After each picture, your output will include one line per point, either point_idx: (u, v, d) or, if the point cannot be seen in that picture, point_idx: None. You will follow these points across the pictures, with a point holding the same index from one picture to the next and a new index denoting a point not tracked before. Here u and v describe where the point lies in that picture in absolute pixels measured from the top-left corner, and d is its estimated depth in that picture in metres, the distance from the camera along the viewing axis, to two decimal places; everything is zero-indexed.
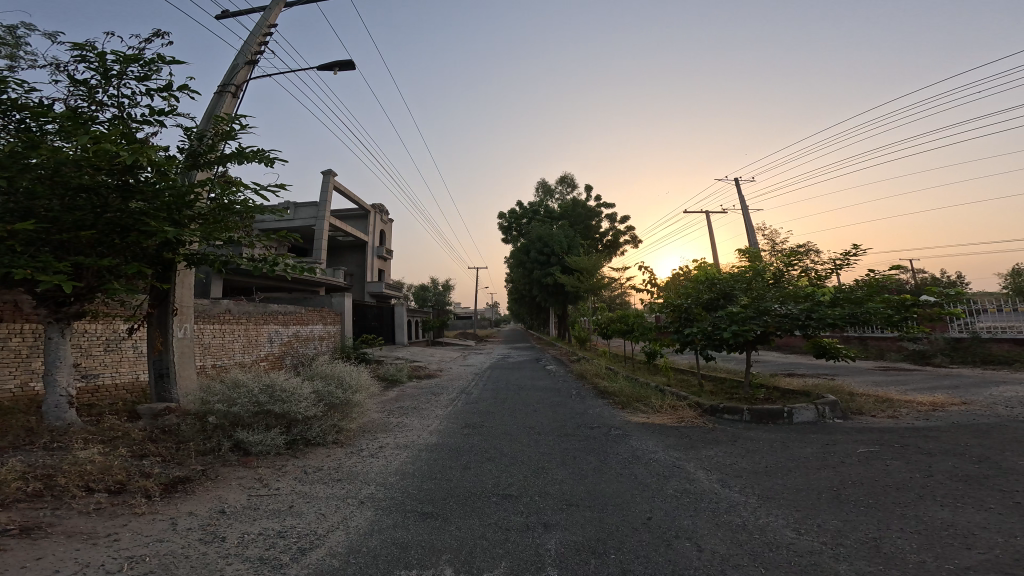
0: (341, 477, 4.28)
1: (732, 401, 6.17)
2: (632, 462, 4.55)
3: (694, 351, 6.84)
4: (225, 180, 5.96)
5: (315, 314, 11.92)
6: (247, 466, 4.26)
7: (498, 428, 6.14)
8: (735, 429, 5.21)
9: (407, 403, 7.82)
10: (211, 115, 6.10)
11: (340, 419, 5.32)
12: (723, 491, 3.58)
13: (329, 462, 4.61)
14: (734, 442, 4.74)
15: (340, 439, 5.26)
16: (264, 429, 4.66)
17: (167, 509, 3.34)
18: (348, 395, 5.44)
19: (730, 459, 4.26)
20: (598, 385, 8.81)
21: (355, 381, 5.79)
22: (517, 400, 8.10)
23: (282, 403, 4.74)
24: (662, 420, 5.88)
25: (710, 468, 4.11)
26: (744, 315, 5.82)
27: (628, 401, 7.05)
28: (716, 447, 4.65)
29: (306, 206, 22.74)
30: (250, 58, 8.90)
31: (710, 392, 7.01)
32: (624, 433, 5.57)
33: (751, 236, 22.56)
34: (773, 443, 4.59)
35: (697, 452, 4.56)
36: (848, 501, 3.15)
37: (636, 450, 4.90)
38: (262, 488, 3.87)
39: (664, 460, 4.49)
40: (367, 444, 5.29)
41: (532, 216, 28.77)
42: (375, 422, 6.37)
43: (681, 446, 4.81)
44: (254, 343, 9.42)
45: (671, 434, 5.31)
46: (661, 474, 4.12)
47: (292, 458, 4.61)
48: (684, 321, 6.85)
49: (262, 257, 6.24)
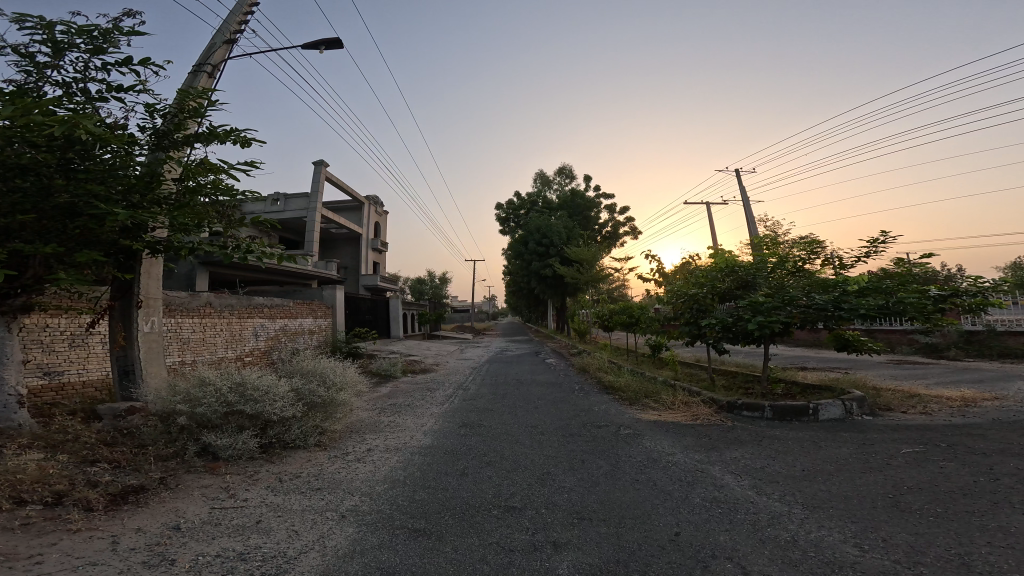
0: (322, 485, 3.82)
1: (750, 397, 5.75)
2: (648, 467, 4.12)
3: (706, 344, 6.42)
4: (195, 162, 5.35)
5: (304, 306, 11.36)
6: (214, 474, 3.78)
7: (499, 428, 5.69)
8: (757, 428, 4.79)
9: (400, 400, 7.33)
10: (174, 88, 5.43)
11: (322, 420, 4.81)
12: (760, 499, 3.15)
13: (309, 468, 4.14)
14: (760, 443, 4.30)
15: (323, 441, 4.77)
16: (234, 432, 4.15)
17: (110, 525, 2.86)
18: (334, 393, 4.95)
19: (758, 462, 3.83)
20: (601, 380, 8.37)
21: (341, 378, 5.28)
22: (517, 396, 7.65)
23: (253, 402, 4.24)
24: (677, 418, 5.44)
25: (739, 472, 3.68)
26: (766, 304, 5.36)
27: (636, 397, 6.62)
28: (741, 448, 4.22)
29: (297, 197, 21.92)
30: (229, 36, 8.18)
31: (723, 387, 6.58)
32: (635, 432, 5.14)
33: (754, 229, 22.14)
34: (803, 444, 4.16)
35: (721, 455, 4.13)
36: (910, 511, 2.75)
37: (654, 452, 4.47)
38: (227, 500, 3.39)
39: (683, 463, 4.06)
40: (353, 447, 4.82)
41: (530, 207, 28.17)
42: (363, 421, 5.88)
43: (701, 448, 4.38)
44: (237, 338, 8.90)
45: (688, 433, 4.88)
46: (683, 480, 3.69)
47: (267, 463, 4.12)
48: (698, 312, 6.42)
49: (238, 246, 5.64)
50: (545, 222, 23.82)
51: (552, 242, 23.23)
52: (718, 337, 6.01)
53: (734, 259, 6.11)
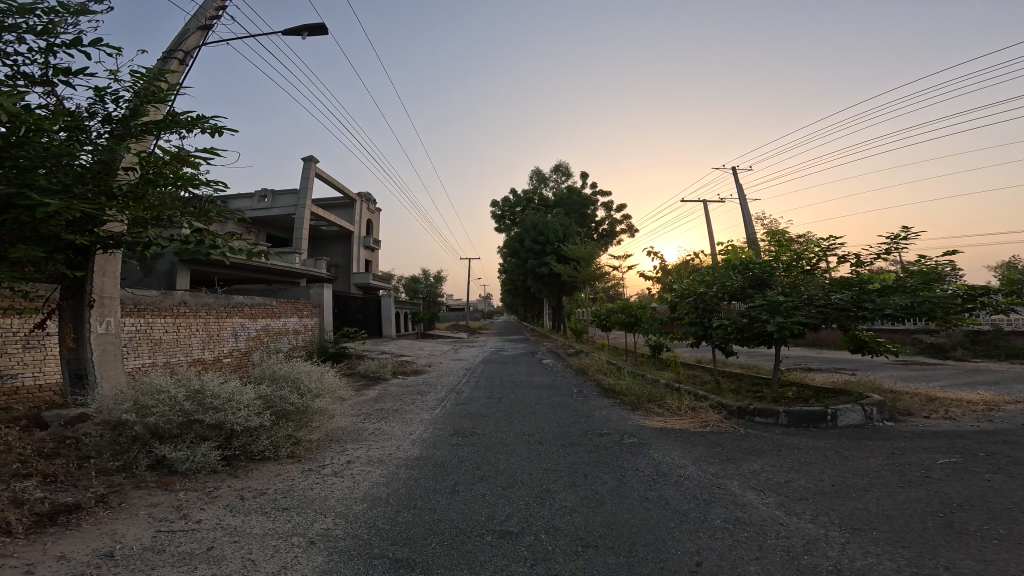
0: (291, 504, 3.37)
1: (761, 402, 5.39)
2: (658, 481, 3.72)
3: (713, 346, 6.05)
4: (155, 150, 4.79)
5: (289, 306, 10.84)
6: (166, 491, 3.33)
7: (493, 436, 5.27)
8: (773, 436, 4.43)
9: (388, 405, 6.86)
10: (131, 71, 4.94)
11: (296, 430, 4.34)
12: (789, 520, 2.77)
13: (278, 483, 3.69)
14: (779, 454, 3.93)
15: (297, 452, 4.32)
16: (193, 443, 3.71)
17: (27, 552, 2.43)
18: (310, 400, 4.50)
19: (781, 476, 3.45)
20: (601, 382, 7.98)
21: (318, 384, 4.80)
22: (513, 400, 7.23)
23: (214, 411, 3.77)
24: (684, 425, 5.07)
25: (761, 488, 3.29)
26: (783, 305, 4.99)
27: (639, 401, 6.23)
28: (758, 460, 3.84)
29: (285, 194, 21.19)
30: (203, 22, 7.62)
31: (730, 391, 6.22)
32: (640, 442, 4.76)
33: (752, 228, 21.93)
34: (827, 454, 3.80)
35: (738, 468, 3.74)
36: (968, 533, 2.38)
37: (663, 464, 4.08)
38: (176, 521, 2.95)
39: (697, 477, 3.67)
40: (331, 459, 4.36)
41: (526, 204, 27.81)
42: (345, 429, 5.42)
43: (715, 459, 3.99)
44: (214, 338, 8.39)
45: (698, 442, 4.50)
46: (700, 497, 3.29)
47: (230, 478, 3.67)
48: (704, 312, 6.04)
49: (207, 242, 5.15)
50: (541, 220, 23.40)
51: (548, 240, 22.85)
52: (727, 339, 5.64)
53: (744, 257, 5.74)
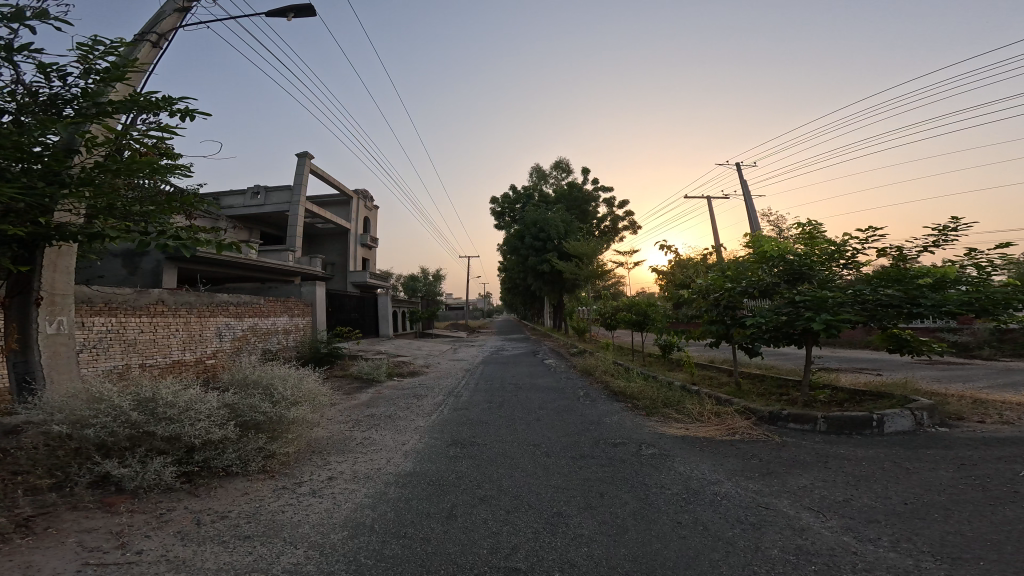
0: (256, 531, 2.85)
1: (793, 406, 4.89)
2: (690, 501, 3.21)
3: (737, 346, 5.52)
4: (110, 133, 4.21)
5: (279, 304, 10.28)
6: (107, 514, 2.83)
7: (497, 446, 4.76)
8: (814, 445, 3.94)
9: (381, 410, 6.33)
10: (81, 43, 4.32)
11: (268, 442, 3.81)
12: (865, 553, 2.28)
13: (243, 505, 3.17)
14: (828, 467, 3.44)
15: (271, 466, 3.80)
16: (143, 459, 3.21)
17: None
18: (286, 408, 3.95)
19: (839, 493, 2.99)
20: (609, 385, 7.44)
21: (298, 391, 4.26)
22: (516, 405, 6.71)
23: (169, 422, 3.25)
24: (709, 433, 4.55)
25: (819, 509, 2.81)
26: (831, 300, 4.42)
27: (654, 406, 5.71)
28: (806, 475, 3.35)
29: (278, 189, 20.58)
30: (182, 4, 6.94)
31: (754, 394, 5.71)
32: (662, 452, 4.24)
33: (758, 224, 21.44)
34: (886, 467, 3.32)
35: (784, 483, 3.24)
36: None
37: (693, 479, 3.57)
38: (110, 553, 2.46)
39: (735, 496, 3.16)
40: (310, 475, 3.83)
41: (527, 201, 27.26)
42: (331, 438, 4.89)
43: (754, 474, 3.48)
44: (195, 338, 7.86)
45: (728, 453, 3.99)
46: (744, 522, 2.79)
47: (187, 498, 3.17)
48: (726, 309, 5.63)
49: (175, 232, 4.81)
50: (543, 216, 22.88)
51: (549, 237, 22.30)
52: (761, 340, 5.03)
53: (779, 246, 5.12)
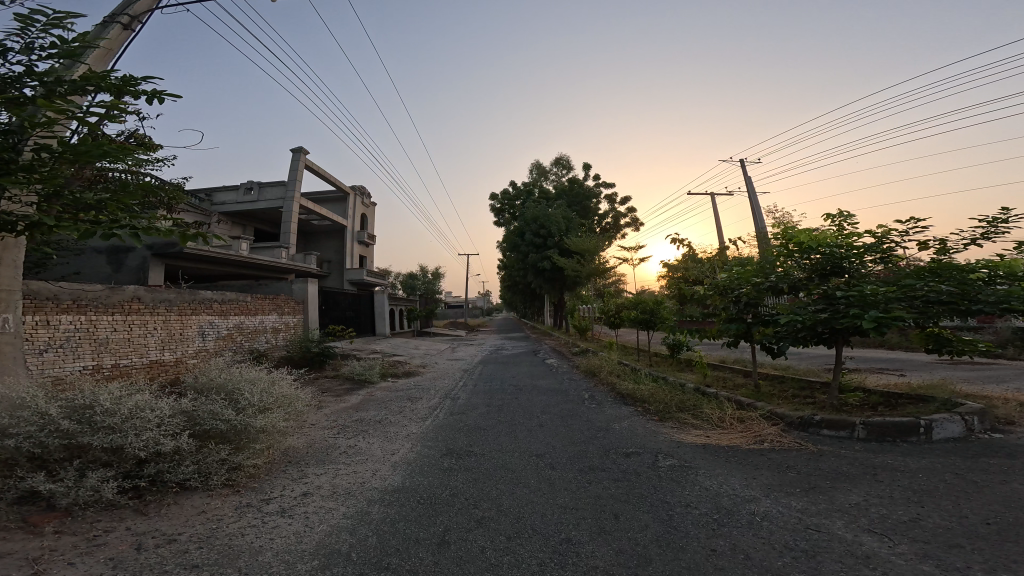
0: (206, 560, 2.39)
1: (823, 411, 4.47)
2: (723, 524, 2.78)
3: (761, 346, 5.07)
4: (57, 114, 3.70)
5: (267, 302, 9.82)
6: (27, 536, 2.39)
7: (499, 456, 4.33)
8: (857, 455, 3.53)
9: (371, 415, 5.88)
10: (25, 16, 3.82)
11: (232, 454, 3.36)
12: None
13: (195, 527, 2.71)
14: (880, 481, 3.06)
15: (236, 481, 3.33)
16: (78, 474, 2.77)
17: None
18: (252, 416, 3.48)
19: (903, 512, 2.64)
20: (615, 386, 6.99)
21: (269, 397, 3.81)
22: (517, 408, 6.27)
23: (106, 433, 2.82)
24: (734, 441, 4.10)
25: (883, 531, 2.49)
26: (882, 296, 3.95)
27: (667, 410, 5.27)
28: (856, 490, 2.97)
29: (272, 186, 20.10)
30: None
31: (776, 397, 5.28)
32: (682, 464, 3.80)
33: (762, 220, 21.04)
34: (949, 481, 2.95)
35: (833, 500, 2.87)
36: None
37: (723, 496, 3.13)
38: None
39: (778, 520, 2.76)
40: (280, 490, 3.35)
41: (527, 197, 26.79)
42: (315, 447, 4.44)
43: (795, 489, 3.08)
44: (175, 337, 7.40)
45: (757, 465, 3.56)
46: (796, 550, 2.38)
47: (129, 518, 2.72)
48: (747, 306, 5.23)
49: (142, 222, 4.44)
50: (543, 212, 22.43)
51: (550, 233, 21.82)
52: (789, 341, 4.61)
53: (814, 238, 4.64)
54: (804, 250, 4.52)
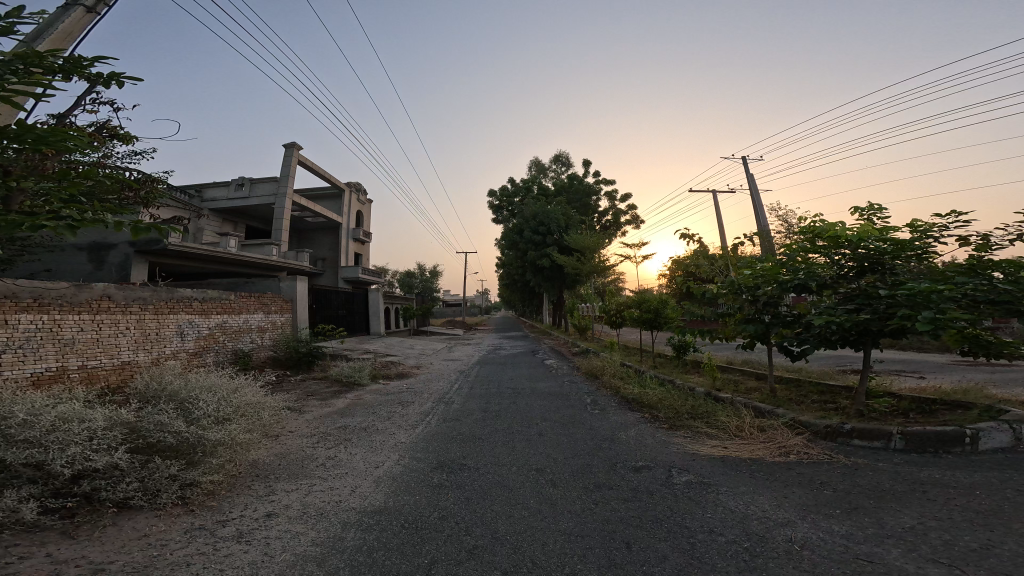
0: None
1: (852, 418, 4.07)
2: (756, 554, 2.38)
3: (783, 349, 4.65)
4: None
5: (252, 300, 9.35)
6: None
7: (497, 470, 3.92)
8: (899, 469, 3.15)
9: (358, 421, 5.44)
10: None
11: (183, 469, 3.01)
12: None
13: (130, 554, 2.36)
14: (931, 500, 2.68)
15: (189, 500, 2.95)
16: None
17: None
18: (207, 429, 3.17)
19: (970, 537, 2.27)
20: (619, 390, 6.58)
21: (233, 406, 3.57)
22: (515, 414, 5.85)
23: (36, 442, 2.63)
24: (756, 453, 3.70)
25: (950, 561, 2.12)
26: (936, 295, 3.50)
27: (678, 417, 4.86)
28: (906, 510, 2.59)
29: (265, 181, 19.57)
30: None
31: (795, 403, 4.88)
32: (701, 480, 3.39)
33: (765, 219, 20.62)
34: (1013, 498, 2.58)
35: (881, 524, 2.49)
36: None
37: (753, 520, 2.72)
38: None
39: (820, 547, 2.36)
40: (241, 511, 2.97)
41: (525, 193, 26.38)
42: (291, 458, 4.02)
43: (835, 511, 2.69)
44: (151, 337, 6.96)
45: (786, 481, 3.16)
46: None
47: (53, 541, 2.38)
48: (767, 305, 4.78)
49: (95, 213, 3.99)
50: (542, 209, 21.97)
51: (549, 230, 21.40)
52: (816, 345, 4.22)
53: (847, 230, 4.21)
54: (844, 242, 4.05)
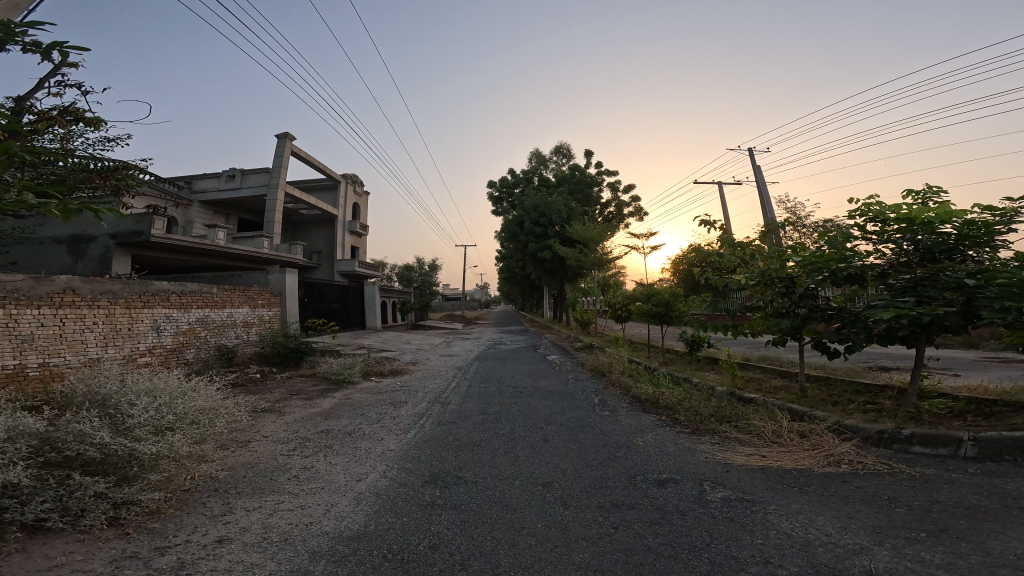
0: None
1: (904, 423, 3.64)
2: None
3: (824, 347, 4.13)
4: None
5: (237, 294, 8.81)
6: None
7: (503, 484, 3.43)
8: (976, 481, 2.81)
9: (346, 424, 4.95)
10: None
11: (112, 488, 2.56)
12: None
13: None
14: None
15: (122, 522, 2.52)
16: None
17: None
18: (143, 441, 2.70)
19: None
20: (630, 389, 6.11)
21: (181, 411, 3.10)
22: (518, 415, 5.38)
23: None
24: (802, 463, 3.29)
25: None
26: None
27: (700, 420, 4.39)
28: (1010, 533, 2.26)
29: (256, 172, 18.89)
30: None
31: (830, 403, 4.45)
32: (740, 496, 2.92)
33: (772, 210, 20.08)
34: None
35: (986, 551, 2.15)
36: None
37: (817, 548, 2.31)
38: None
39: None
40: (187, 538, 2.50)
41: (525, 184, 25.75)
42: (265, 468, 3.53)
43: (920, 534, 2.36)
44: (123, 332, 6.46)
45: (848, 500, 2.74)
46: None
47: None
48: (803, 297, 4.26)
49: (29, 191, 3.40)
50: (543, 200, 21.36)
51: (550, 222, 20.84)
52: (865, 341, 3.75)
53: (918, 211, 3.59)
54: (919, 227, 3.52)
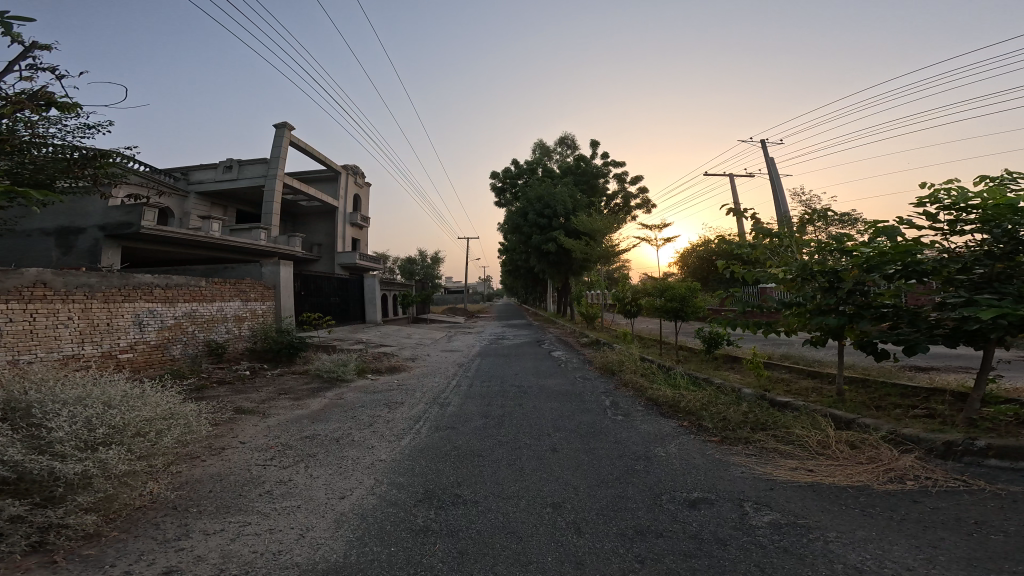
0: None
1: (972, 432, 3.14)
2: None
3: (876, 349, 3.64)
4: None
5: (227, 286, 8.40)
6: None
7: (509, 505, 2.98)
8: None
9: (335, 429, 4.51)
10: None
11: (31, 513, 2.12)
12: None
13: None
14: None
15: (47, 554, 2.10)
16: None
17: None
18: (64, 459, 2.26)
19: None
20: (645, 391, 5.61)
21: (123, 422, 2.65)
22: (523, 419, 4.94)
23: None
24: (858, 479, 2.82)
25: None
26: None
27: (729, 428, 3.91)
28: None
29: (254, 162, 18.42)
30: None
31: (876, 408, 3.94)
32: (791, 520, 2.46)
33: (786, 202, 19.35)
34: None
35: None
36: None
37: None
38: None
39: None
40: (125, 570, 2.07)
41: (529, 176, 25.09)
42: (236, 483, 3.10)
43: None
44: (102, 325, 6.07)
45: (926, 525, 2.27)
46: None
47: None
48: (851, 293, 3.74)
49: None
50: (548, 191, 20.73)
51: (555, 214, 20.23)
52: (926, 342, 3.29)
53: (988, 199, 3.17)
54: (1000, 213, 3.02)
